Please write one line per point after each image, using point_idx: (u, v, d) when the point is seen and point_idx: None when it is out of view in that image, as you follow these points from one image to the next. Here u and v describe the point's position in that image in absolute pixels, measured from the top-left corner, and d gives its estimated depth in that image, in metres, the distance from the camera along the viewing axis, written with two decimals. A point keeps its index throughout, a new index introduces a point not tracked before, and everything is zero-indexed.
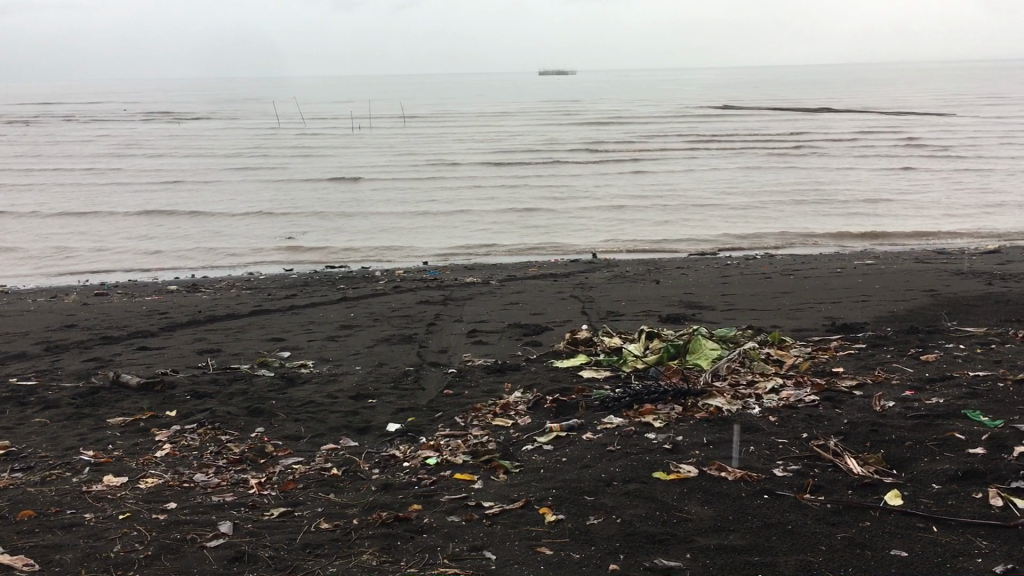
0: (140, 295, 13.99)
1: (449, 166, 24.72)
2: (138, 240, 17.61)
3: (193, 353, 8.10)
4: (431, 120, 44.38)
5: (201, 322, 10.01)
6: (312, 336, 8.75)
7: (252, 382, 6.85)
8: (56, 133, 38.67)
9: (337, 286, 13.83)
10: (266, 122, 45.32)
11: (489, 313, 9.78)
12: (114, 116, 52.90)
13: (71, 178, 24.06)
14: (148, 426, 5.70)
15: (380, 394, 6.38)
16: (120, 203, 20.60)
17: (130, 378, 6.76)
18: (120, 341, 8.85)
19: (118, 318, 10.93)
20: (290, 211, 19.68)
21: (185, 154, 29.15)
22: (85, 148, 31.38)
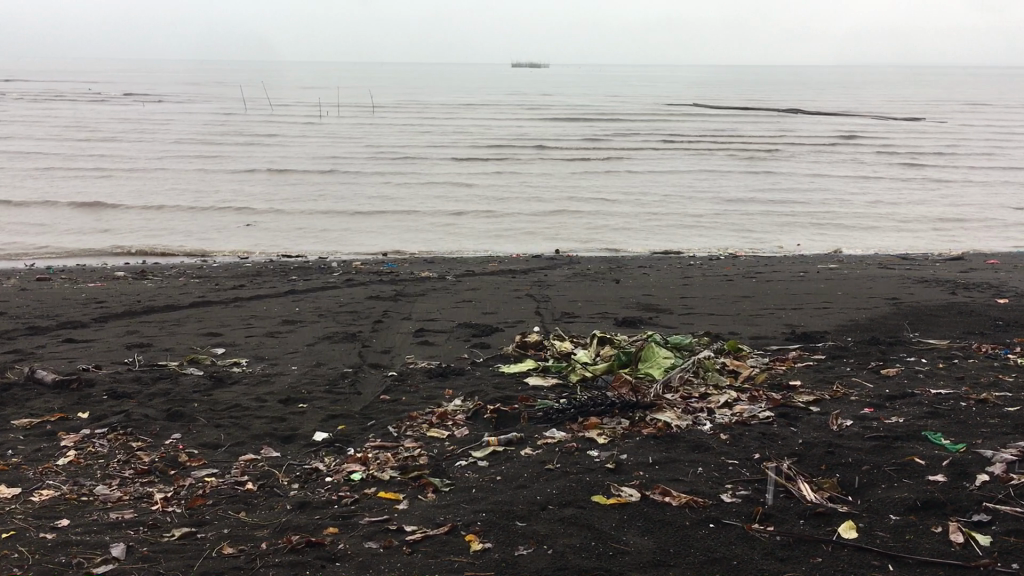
0: (84, 281, 13.43)
1: (415, 160, 24.32)
2: (87, 229, 17.02)
3: (121, 347, 7.63)
4: (401, 110, 43.91)
5: (138, 312, 9.53)
6: (251, 332, 8.32)
7: (179, 381, 6.42)
8: (14, 112, 37.70)
9: (289, 277, 13.39)
10: (230, 109, 44.49)
11: (440, 311, 9.42)
12: (77, 96, 51.77)
13: (24, 160, 23.33)
14: (55, 429, 5.25)
15: (313, 399, 6.00)
16: (70, 190, 19.94)
17: (45, 374, 6.28)
18: (46, 331, 8.36)
19: (54, 306, 10.42)
20: (246, 204, 19.14)
21: (145, 139, 28.44)
22: (42, 130, 30.58)
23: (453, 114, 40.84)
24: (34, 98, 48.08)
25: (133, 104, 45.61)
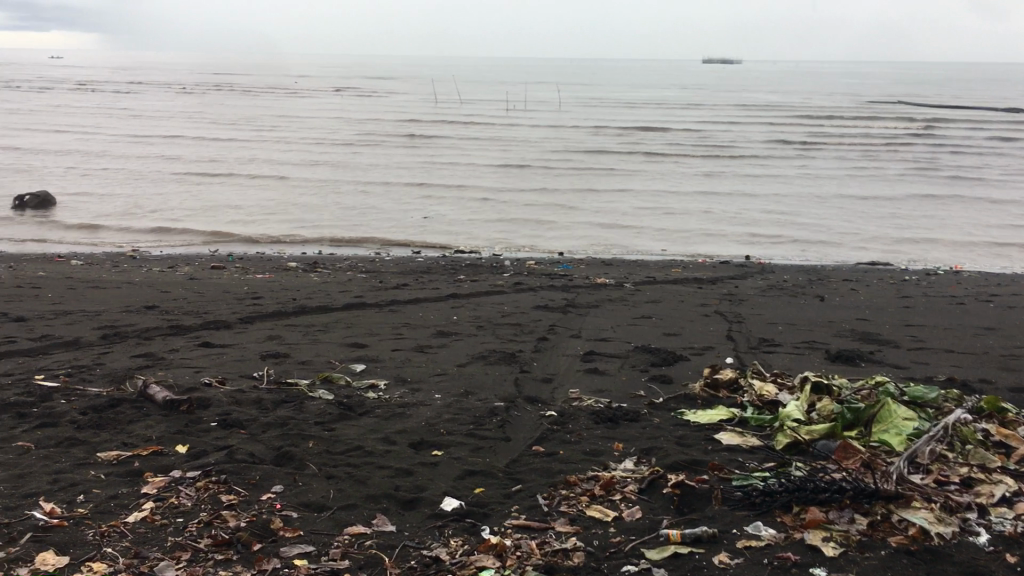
0: (255, 271, 12.96)
1: (598, 170, 23.30)
2: (271, 221, 16.94)
3: (255, 357, 6.74)
4: (589, 109, 42.98)
5: (288, 313, 8.75)
6: (400, 345, 7.34)
7: (305, 405, 5.46)
8: (224, 108, 39.51)
9: (457, 276, 12.55)
10: (419, 105, 44.91)
11: (615, 329, 8.12)
12: (280, 89, 54.17)
13: (223, 156, 23.99)
14: (144, 466, 4.34)
15: (452, 446, 4.86)
16: (257, 186, 20.08)
17: (157, 390, 5.39)
18: (186, 331, 7.60)
19: (213, 296, 9.89)
20: (425, 206, 18.65)
21: (338, 137, 28.83)
22: (243, 126, 31.59)
23: (640, 114, 39.53)
24: (243, 93, 50.60)
25: (328, 98, 46.95)
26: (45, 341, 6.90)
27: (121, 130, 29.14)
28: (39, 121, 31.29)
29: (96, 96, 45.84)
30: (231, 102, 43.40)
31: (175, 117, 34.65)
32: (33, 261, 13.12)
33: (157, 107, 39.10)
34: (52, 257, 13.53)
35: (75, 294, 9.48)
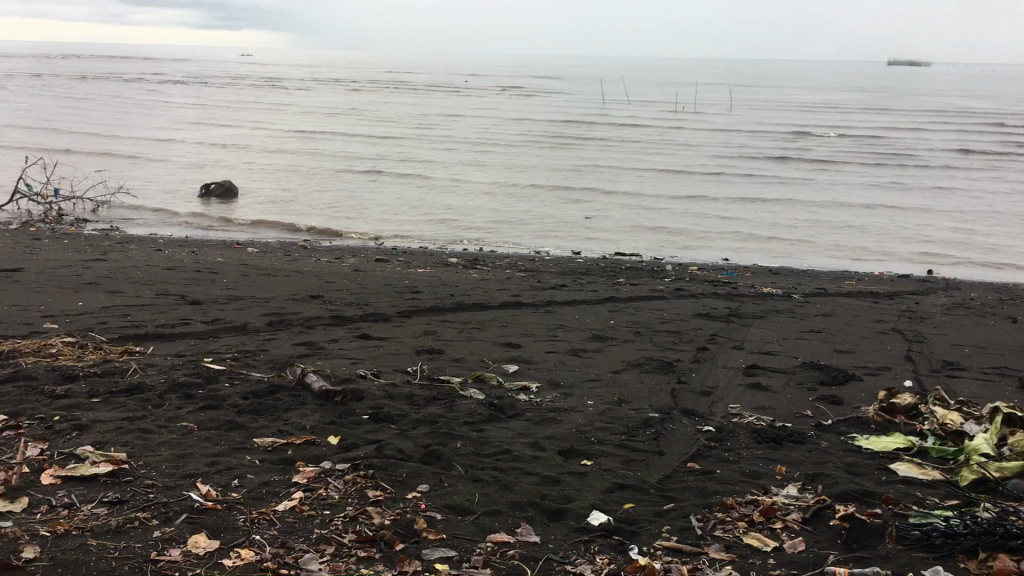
0: (417, 265, 13.17)
1: (768, 178, 22.45)
2: (435, 219, 17.22)
3: (410, 351, 6.76)
4: (761, 112, 41.63)
5: (445, 309, 8.79)
6: (555, 348, 7.20)
7: (458, 404, 5.41)
8: (397, 106, 40.70)
9: (616, 279, 12.32)
10: (586, 106, 44.78)
11: (780, 342, 7.71)
12: (451, 88, 55.34)
13: (393, 155, 24.64)
14: (296, 454, 4.38)
15: (602, 456, 4.68)
16: (424, 184, 20.52)
17: (314, 380, 5.46)
18: (347, 321, 7.74)
19: (375, 288, 10.07)
20: (586, 210, 18.48)
21: (504, 138, 29.10)
22: (414, 124, 32.40)
23: (817, 118, 37.89)
24: (414, 91, 52.05)
25: (497, 98, 47.52)
26: (216, 325, 7.18)
27: (300, 127, 30.52)
28: (227, 116, 33.20)
29: (278, 93, 48.27)
30: (404, 100, 44.60)
31: (351, 114, 35.94)
32: (213, 247, 13.83)
33: (335, 105, 40.70)
34: (230, 244, 14.22)
35: (248, 280, 9.88)
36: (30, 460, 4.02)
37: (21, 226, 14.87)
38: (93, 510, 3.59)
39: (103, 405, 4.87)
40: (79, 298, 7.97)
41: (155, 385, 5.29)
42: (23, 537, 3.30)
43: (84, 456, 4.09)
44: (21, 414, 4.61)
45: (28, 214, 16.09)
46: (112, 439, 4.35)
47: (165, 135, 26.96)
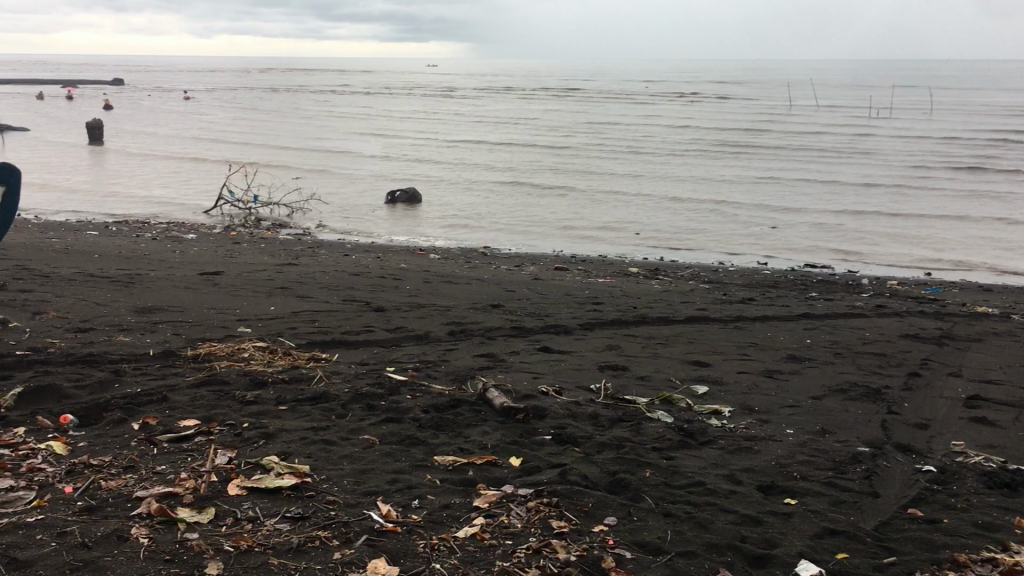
0: (596, 275, 12.89)
1: (976, 192, 20.74)
2: (614, 230, 16.94)
3: (593, 367, 6.48)
4: (965, 118, 38.79)
5: (628, 322, 8.45)
6: (746, 368, 6.72)
7: (646, 427, 5.08)
8: (575, 114, 40.76)
9: (808, 293, 11.60)
10: (772, 111, 43.19)
11: (1004, 370, 6.89)
12: (630, 96, 54.94)
13: (572, 166, 24.56)
14: (477, 475, 4.19)
15: (806, 495, 4.23)
16: (603, 195, 20.27)
17: (495, 395, 5.27)
18: (527, 332, 7.55)
19: (554, 298, 9.88)
20: (772, 224, 17.65)
21: (684, 147, 28.46)
22: (592, 133, 32.26)
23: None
24: (593, 99, 52.06)
25: (677, 104, 46.70)
26: (399, 333, 7.16)
27: (481, 136, 30.99)
28: (412, 127, 34.21)
29: (463, 103, 49.43)
30: (583, 108, 44.60)
31: (531, 123, 36.23)
32: (397, 253, 14.12)
33: (515, 114, 41.19)
34: (413, 250, 14.47)
35: (429, 287, 9.92)
36: (218, 468, 4.02)
37: (223, 230, 15.74)
38: (275, 525, 3.52)
39: (288, 414, 4.87)
40: (270, 302, 8.20)
41: (340, 395, 5.26)
42: (208, 552, 3.26)
43: (269, 467, 4.05)
44: (213, 419, 4.67)
45: (229, 219, 17.04)
46: (296, 450, 4.31)
47: (354, 146, 28.02)
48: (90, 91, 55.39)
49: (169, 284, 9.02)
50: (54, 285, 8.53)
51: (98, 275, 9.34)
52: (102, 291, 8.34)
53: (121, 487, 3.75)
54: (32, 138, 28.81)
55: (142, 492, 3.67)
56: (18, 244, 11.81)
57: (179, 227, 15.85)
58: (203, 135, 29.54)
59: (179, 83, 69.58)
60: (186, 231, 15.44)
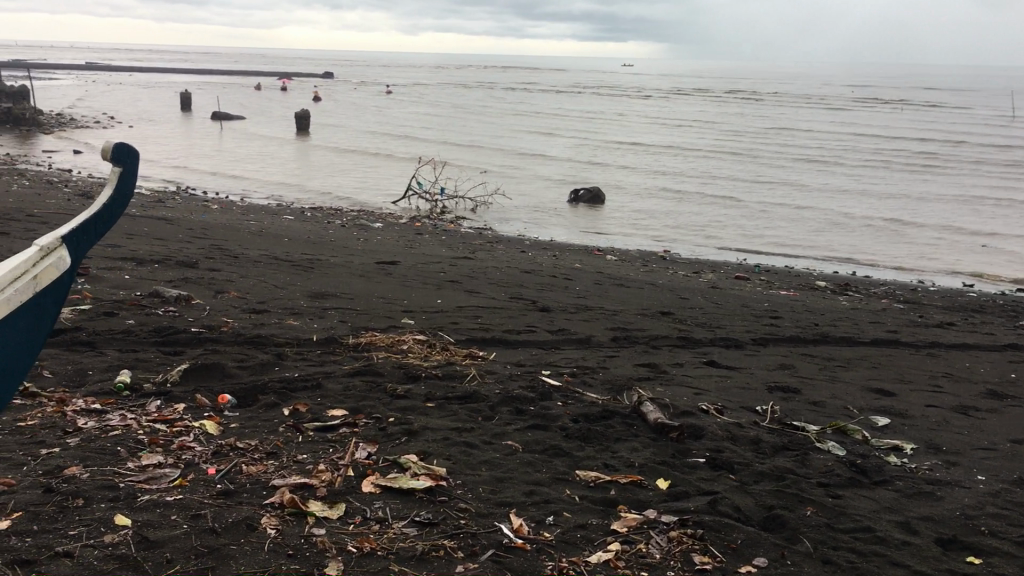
0: (780, 287, 12.22)
1: None
2: (803, 243, 16.11)
3: (762, 387, 6.04)
4: None
5: (807, 340, 7.91)
6: (937, 401, 6.08)
7: (812, 459, 4.65)
8: (773, 119, 39.26)
9: (1019, 322, 10.51)
10: (993, 121, 39.92)
11: None
12: (834, 101, 52.43)
13: (765, 173, 23.64)
14: (619, 496, 3.93)
15: (994, 556, 3.70)
16: (793, 207, 19.33)
17: (650, 409, 4.98)
18: (695, 343, 7.19)
19: (730, 309, 9.43)
20: (983, 246, 16.24)
21: (889, 158, 26.80)
22: (789, 140, 30.97)
23: None
24: (793, 104, 50.06)
25: (885, 112, 44.09)
26: (560, 335, 6.98)
27: (670, 140, 30.40)
28: (601, 128, 34.08)
29: (655, 104, 48.79)
30: (782, 113, 42.95)
31: (725, 127, 35.22)
32: (574, 252, 13.99)
33: (708, 117, 40.23)
34: (590, 250, 14.28)
35: (600, 290, 9.71)
36: (356, 462, 3.98)
37: (407, 221, 16.14)
38: (401, 529, 3.41)
39: (435, 412, 4.79)
40: (438, 295, 8.23)
41: (491, 395, 5.14)
42: (330, 550, 3.19)
43: (406, 466, 3.97)
44: (360, 411, 4.66)
45: (415, 210, 17.45)
46: (436, 451, 4.20)
47: (542, 145, 28.15)
48: (302, 83, 58.79)
49: (346, 271, 9.26)
50: (241, 265, 8.94)
51: (283, 259, 9.72)
52: (283, 274, 8.65)
53: (260, 473, 3.76)
54: (246, 127, 30.76)
55: (279, 481, 3.67)
56: (219, 225, 12.52)
57: (368, 215, 16.39)
58: (398, 129, 30.61)
59: (383, 78, 72.69)
60: (373, 220, 15.93)
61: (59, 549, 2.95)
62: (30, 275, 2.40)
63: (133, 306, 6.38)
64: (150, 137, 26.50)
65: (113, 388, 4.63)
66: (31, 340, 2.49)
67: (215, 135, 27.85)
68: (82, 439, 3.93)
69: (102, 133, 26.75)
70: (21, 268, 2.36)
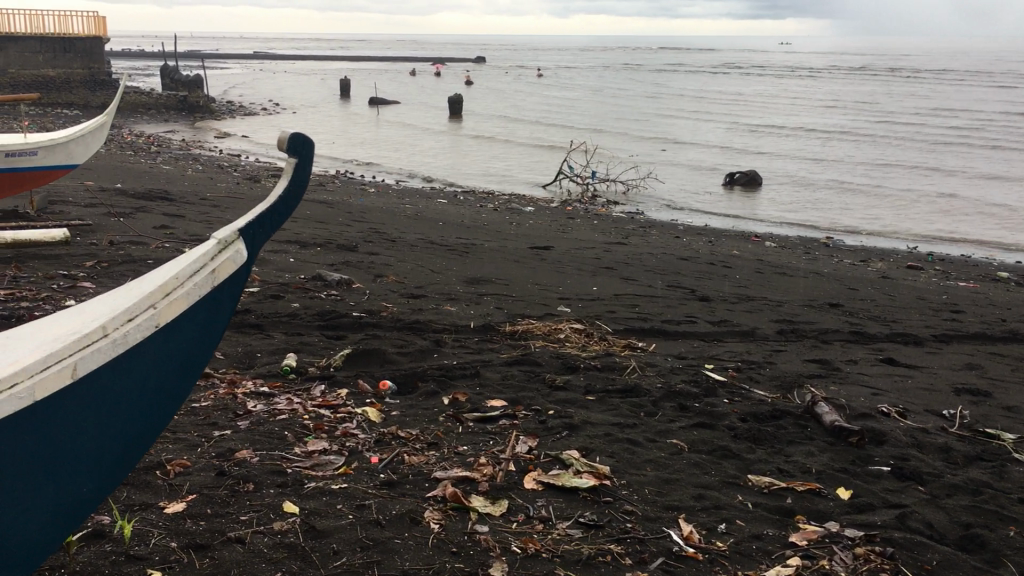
0: (956, 278, 11.39)
1: None
2: (983, 234, 15.00)
3: (947, 389, 5.58)
4: None
5: (994, 337, 7.28)
6: None
7: (1014, 473, 4.22)
8: (948, 99, 36.85)
9: None
10: None
11: None
12: (1016, 79, 48.82)
13: (938, 159, 22.21)
14: (796, 506, 3.66)
15: None
16: (969, 194, 18.07)
17: (826, 410, 4.65)
18: (869, 339, 6.74)
19: (904, 301, 8.83)
20: None
21: None
22: (965, 122, 29.00)
23: None
24: (968, 81, 46.86)
25: None
26: (723, 327, 6.69)
27: (831, 123, 29.04)
28: (758, 110, 32.98)
29: (815, 84, 46.83)
30: (956, 92, 40.30)
31: (892, 108, 33.35)
32: (731, 238, 13.52)
33: (874, 98, 38.23)
34: (748, 236, 13.76)
35: (762, 278, 9.30)
36: (517, 456, 3.88)
37: (559, 204, 16.04)
38: (563, 530, 3.27)
39: (596, 406, 4.64)
40: (594, 282, 8.07)
41: (652, 390, 4.93)
42: (494, 550, 3.09)
43: (569, 463, 3.83)
44: (520, 403, 4.56)
45: (566, 194, 17.31)
46: (598, 447, 4.05)
47: (695, 130, 27.45)
48: (454, 68, 59.75)
49: (501, 256, 9.22)
50: (399, 249, 9.05)
51: (438, 243, 9.79)
52: (439, 258, 8.70)
53: (422, 464, 3.72)
54: (401, 112, 31.46)
55: (441, 473, 3.61)
56: (377, 209, 12.77)
57: (520, 199, 16.37)
58: (549, 115, 30.56)
59: (535, 61, 73.27)
60: (525, 203, 15.90)
61: (231, 535, 2.98)
62: (208, 268, 2.38)
63: (297, 288, 6.52)
64: (311, 123, 27.47)
65: (279, 371, 4.72)
66: (208, 334, 2.48)
67: (372, 120, 28.59)
68: (251, 421, 4.01)
69: (267, 119, 27.92)
70: (197, 263, 2.34)
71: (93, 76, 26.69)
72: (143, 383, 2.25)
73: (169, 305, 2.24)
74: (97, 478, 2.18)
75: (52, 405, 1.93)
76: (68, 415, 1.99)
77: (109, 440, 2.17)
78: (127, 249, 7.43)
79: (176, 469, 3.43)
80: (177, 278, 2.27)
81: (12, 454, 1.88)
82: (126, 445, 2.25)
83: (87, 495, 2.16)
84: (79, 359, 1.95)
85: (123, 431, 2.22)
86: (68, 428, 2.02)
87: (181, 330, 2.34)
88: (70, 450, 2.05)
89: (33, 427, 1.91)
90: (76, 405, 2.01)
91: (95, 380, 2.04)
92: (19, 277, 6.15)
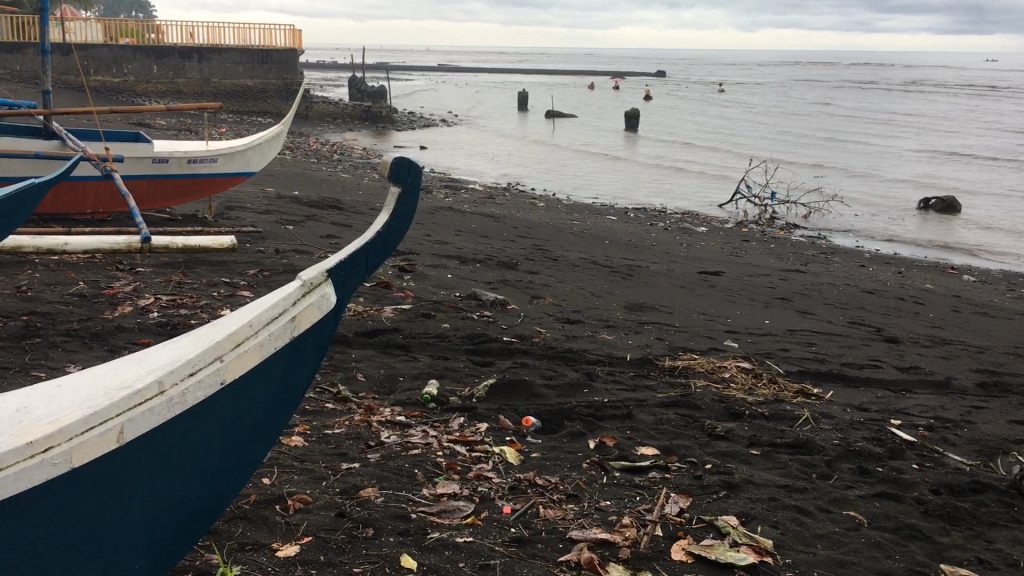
0: None
1: None
2: None
3: None
4: None
5: None
6: None
7: None
8: None
9: None
10: None
11: None
12: None
13: None
14: None
15: None
16: None
17: None
18: None
19: None
20: None
21: None
22: None
23: None
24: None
25: None
26: (913, 374, 5.96)
27: None
28: (961, 133, 30.68)
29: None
30: None
31: None
32: (924, 269, 12.42)
33: None
34: (943, 268, 12.62)
35: (960, 318, 8.39)
36: (665, 519, 3.44)
37: (734, 226, 15.30)
38: None
39: (761, 462, 4.12)
40: (766, 314, 7.47)
41: (828, 447, 4.35)
42: None
43: (725, 532, 3.37)
44: (674, 453, 4.12)
45: (743, 215, 16.50)
46: (760, 514, 3.55)
47: (887, 154, 25.74)
48: (634, 83, 59.10)
49: (666, 281, 8.75)
50: (560, 268, 8.74)
51: (602, 263, 9.43)
52: (602, 280, 8.33)
53: (558, 520, 3.35)
54: (578, 127, 31.25)
55: (577, 534, 3.22)
56: (543, 224, 12.50)
57: (693, 218, 15.74)
58: (730, 137, 29.56)
59: (719, 78, 71.74)
60: (698, 223, 15.27)
61: None
62: (288, 314, 2.21)
63: (450, 308, 6.31)
64: (488, 136, 27.62)
65: (419, 399, 4.48)
66: (289, 381, 2.33)
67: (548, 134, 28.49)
68: (382, 455, 3.76)
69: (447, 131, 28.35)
70: (276, 309, 2.18)
71: (289, 87, 27.44)
72: (209, 439, 2.12)
73: (239, 357, 2.09)
74: (151, 536, 2.07)
75: (93, 470, 1.83)
76: (116, 478, 1.89)
77: (164, 499, 2.06)
78: (290, 258, 7.47)
79: (296, 505, 3.23)
80: (251, 327, 2.11)
81: (47, 517, 1.79)
82: (187, 502, 2.14)
83: (145, 553, 2.06)
84: (125, 421, 1.83)
85: (183, 489, 2.11)
86: (115, 492, 1.91)
87: (258, 381, 2.20)
88: (116, 512, 1.94)
89: (70, 491, 1.81)
90: (122, 466, 1.89)
91: (148, 441, 1.92)
92: (183, 284, 6.25)
